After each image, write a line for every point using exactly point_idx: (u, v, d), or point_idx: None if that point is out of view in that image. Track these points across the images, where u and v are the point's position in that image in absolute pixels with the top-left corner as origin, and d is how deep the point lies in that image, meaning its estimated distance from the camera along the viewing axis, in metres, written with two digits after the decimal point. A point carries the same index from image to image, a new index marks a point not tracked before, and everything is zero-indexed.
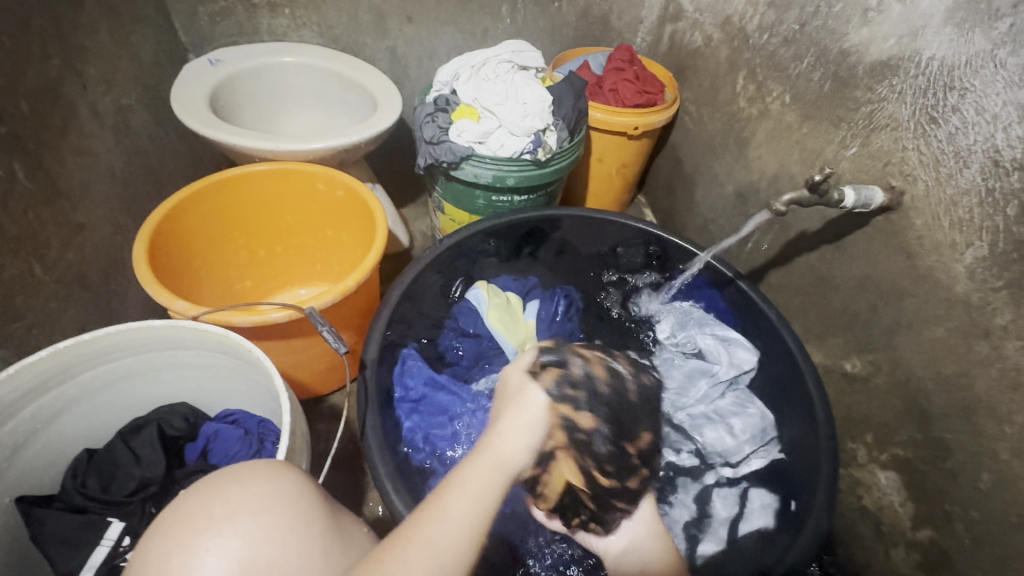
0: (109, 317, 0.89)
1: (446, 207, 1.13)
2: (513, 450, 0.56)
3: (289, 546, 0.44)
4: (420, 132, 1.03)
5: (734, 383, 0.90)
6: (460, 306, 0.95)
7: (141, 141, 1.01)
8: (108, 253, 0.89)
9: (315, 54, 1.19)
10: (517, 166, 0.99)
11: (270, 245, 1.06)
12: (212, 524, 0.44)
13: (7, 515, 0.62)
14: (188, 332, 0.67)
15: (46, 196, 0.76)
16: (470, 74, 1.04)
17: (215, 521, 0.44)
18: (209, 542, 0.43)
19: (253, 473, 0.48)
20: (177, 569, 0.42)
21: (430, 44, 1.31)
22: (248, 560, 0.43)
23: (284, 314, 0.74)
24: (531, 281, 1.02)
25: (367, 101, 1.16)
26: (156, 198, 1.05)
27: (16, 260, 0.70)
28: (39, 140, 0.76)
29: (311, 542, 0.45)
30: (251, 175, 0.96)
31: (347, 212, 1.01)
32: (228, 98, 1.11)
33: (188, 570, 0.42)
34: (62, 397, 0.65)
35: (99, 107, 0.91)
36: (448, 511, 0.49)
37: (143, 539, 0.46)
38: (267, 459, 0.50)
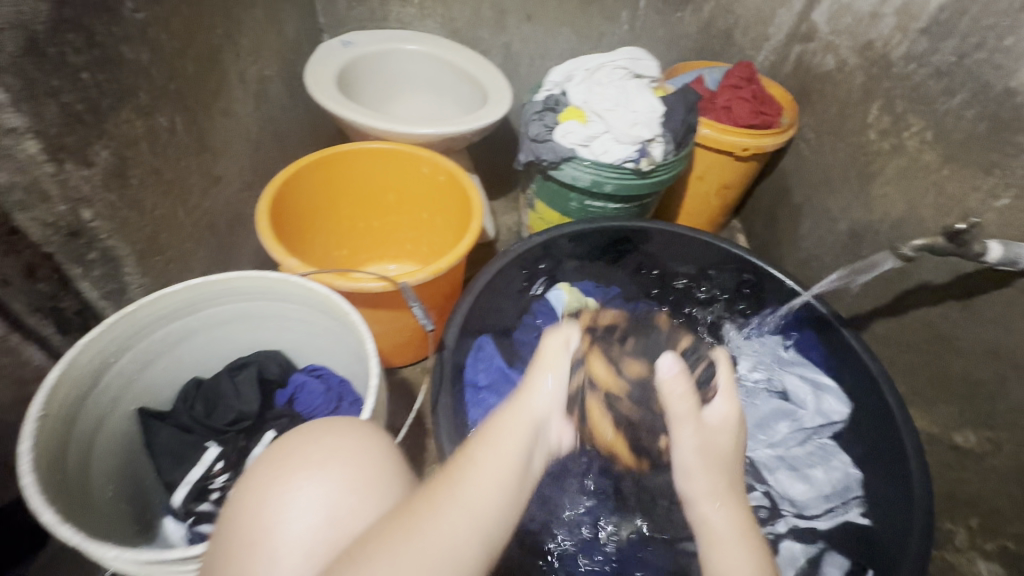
0: (227, 264, 0.98)
1: (539, 205, 1.14)
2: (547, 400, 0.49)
3: (373, 500, 0.43)
4: (524, 129, 1.04)
5: (818, 433, 0.85)
6: (540, 304, 0.94)
7: (274, 109, 1.10)
8: (235, 207, 0.98)
9: (436, 43, 1.25)
10: (618, 173, 0.98)
11: (369, 219, 1.13)
12: (306, 468, 0.44)
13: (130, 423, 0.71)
14: (296, 288, 0.73)
15: (195, 149, 0.85)
16: (584, 77, 1.05)
17: (309, 466, 0.44)
18: (290, 487, 0.43)
19: (349, 431, 0.49)
20: (273, 502, 0.42)
21: (544, 44, 1.33)
22: (335, 506, 0.42)
23: (378, 285, 0.79)
24: (614, 290, 1.03)
25: (477, 93, 1.20)
26: (278, 163, 1.14)
27: (167, 203, 0.79)
28: (199, 100, 0.85)
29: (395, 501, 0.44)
30: (365, 152, 1.02)
31: (446, 198, 1.05)
32: (354, 78, 1.19)
33: (282, 505, 0.42)
34: (186, 327, 0.73)
35: (246, 74, 1.00)
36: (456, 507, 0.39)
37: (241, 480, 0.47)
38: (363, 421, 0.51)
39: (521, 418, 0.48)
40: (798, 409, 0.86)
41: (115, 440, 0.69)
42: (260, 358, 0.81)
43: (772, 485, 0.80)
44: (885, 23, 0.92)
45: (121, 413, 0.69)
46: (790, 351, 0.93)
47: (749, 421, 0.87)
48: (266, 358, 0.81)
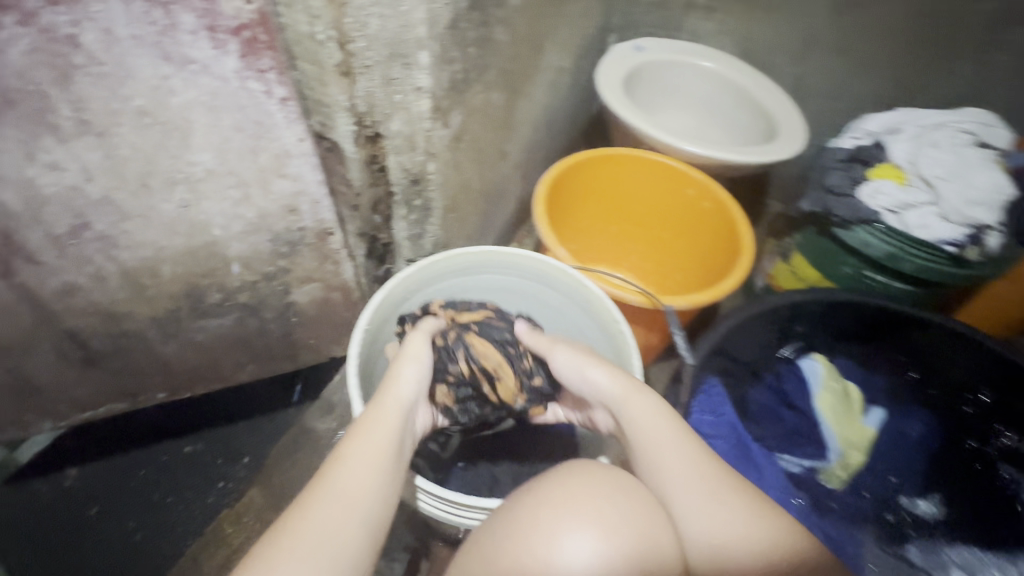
0: (481, 232, 1.06)
1: (796, 257, 1.03)
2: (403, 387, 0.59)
3: (645, 519, 0.49)
4: (819, 176, 0.94)
5: None
6: (789, 369, 0.87)
7: (558, 99, 1.15)
8: (504, 182, 1.05)
9: (728, 63, 1.19)
10: (928, 254, 0.84)
11: (609, 224, 1.11)
12: (554, 511, 0.49)
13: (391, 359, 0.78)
14: (569, 282, 0.76)
15: (503, 127, 0.92)
16: (913, 133, 0.90)
17: (557, 513, 0.49)
18: (556, 537, 0.47)
19: (554, 474, 0.53)
20: (544, 552, 0.47)
21: (847, 85, 1.19)
22: (611, 536, 0.47)
23: (637, 298, 0.79)
24: (877, 382, 0.87)
25: (761, 125, 1.12)
26: (540, 148, 1.19)
27: (472, 169, 0.86)
28: (520, 83, 0.91)
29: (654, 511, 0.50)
30: (639, 162, 1.01)
31: (704, 226, 1.00)
32: (635, 83, 1.19)
33: (559, 554, 0.46)
34: (461, 286, 0.78)
35: (553, 65, 1.05)
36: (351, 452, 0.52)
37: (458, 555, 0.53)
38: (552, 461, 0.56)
39: (387, 406, 0.57)
40: None
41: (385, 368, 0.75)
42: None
43: None
44: None
45: None
46: None
47: None
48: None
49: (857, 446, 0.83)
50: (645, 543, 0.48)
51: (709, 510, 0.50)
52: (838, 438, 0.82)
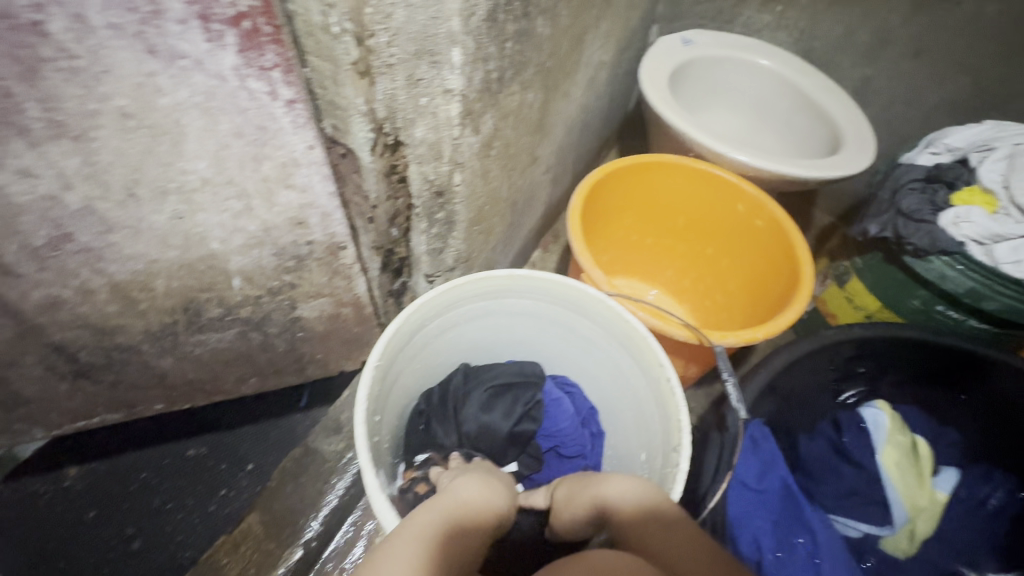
0: (507, 241, 0.97)
1: (854, 284, 0.92)
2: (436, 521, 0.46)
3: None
4: (890, 197, 0.83)
5: None
6: (850, 418, 0.76)
7: (595, 96, 1.05)
8: (533, 188, 0.96)
9: (786, 62, 1.07)
10: (1020, 294, 0.73)
11: (646, 236, 1.01)
12: None
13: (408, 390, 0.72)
14: (606, 312, 0.66)
15: (536, 129, 0.82)
16: (1006, 152, 0.78)
17: None
18: None
19: None
20: None
21: (920, 92, 1.07)
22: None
23: (681, 333, 0.69)
24: (949, 436, 0.78)
25: (824, 134, 1.01)
26: (574, 148, 1.09)
27: (500, 177, 0.77)
28: (558, 81, 0.82)
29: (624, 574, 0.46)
30: (684, 169, 0.91)
31: (755, 244, 0.90)
32: (681, 81, 1.08)
33: None
34: (484, 309, 0.71)
35: (593, 59, 0.95)
36: (422, 512, 0.47)
37: None
38: None
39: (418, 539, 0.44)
40: None
41: (396, 400, 0.69)
42: (527, 374, 0.74)
43: None
44: None
45: (408, 375, 0.69)
46: None
47: None
48: (533, 375, 0.75)
49: (925, 515, 0.72)
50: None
51: (609, 492, 0.52)
52: (905, 504, 0.71)
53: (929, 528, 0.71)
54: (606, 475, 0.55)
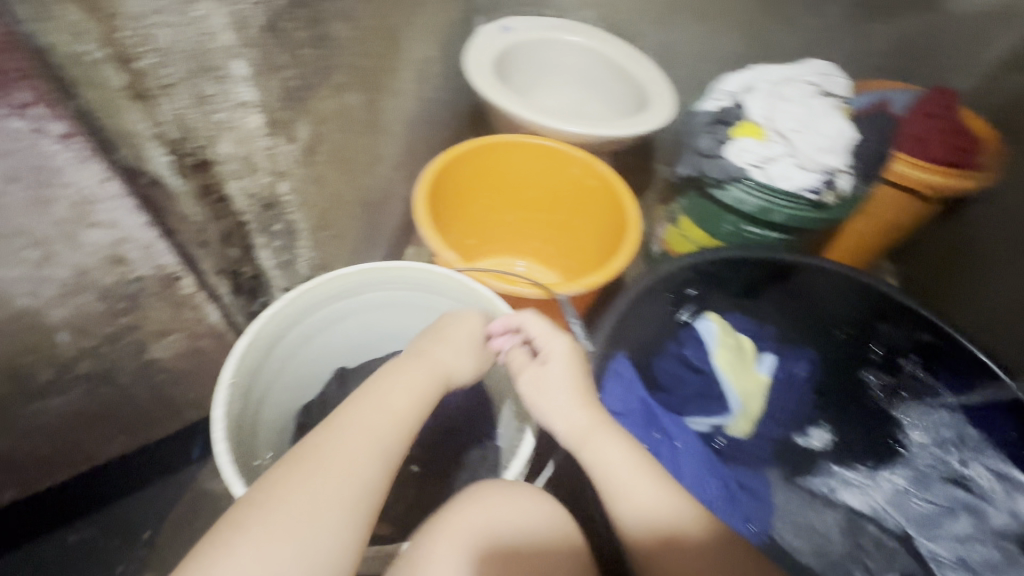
0: (368, 242, 0.99)
1: (683, 220, 1.06)
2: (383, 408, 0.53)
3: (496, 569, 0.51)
4: (691, 141, 0.98)
5: (1007, 536, 0.74)
6: (688, 333, 0.87)
7: (431, 90, 1.09)
8: (384, 187, 0.98)
9: (595, 36, 1.19)
10: (793, 203, 0.90)
11: (504, 212, 1.09)
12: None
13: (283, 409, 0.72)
14: (457, 286, 0.71)
15: (368, 129, 0.84)
16: (766, 90, 0.95)
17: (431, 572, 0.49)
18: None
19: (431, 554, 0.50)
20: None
21: (709, 47, 1.23)
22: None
23: (533, 292, 0.78)
24: (768, 330, 0.92)
25: (636, 95, 1.14)
26: (422, 142, 1.13)
27: (339, 180, 0.79)
28: (380, 80, 0.85)
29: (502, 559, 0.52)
30: (518, 145, 0.98)
31: (594, 202, 1.00)
32: (508, 66, 1.16)
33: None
34: (343, 308, 0.73)
35: (417, 54, 0.99)
36: (338, 432, 0.50)
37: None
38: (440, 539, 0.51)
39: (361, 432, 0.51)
40: (982, 503, 0.76)
41: (271, 414, 0.69)
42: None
43: None
44: None
45: (279, 387, 0.70)
46: (973, 434, 0.79)
47: (913, 507, 0.79)
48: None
49: (755, 398, 0.85)
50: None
51: (599, 447, 0.60)
52: (737, 392, 0.84)
53: (759, 407, 0.85)
54: (608, 426, 0.62)
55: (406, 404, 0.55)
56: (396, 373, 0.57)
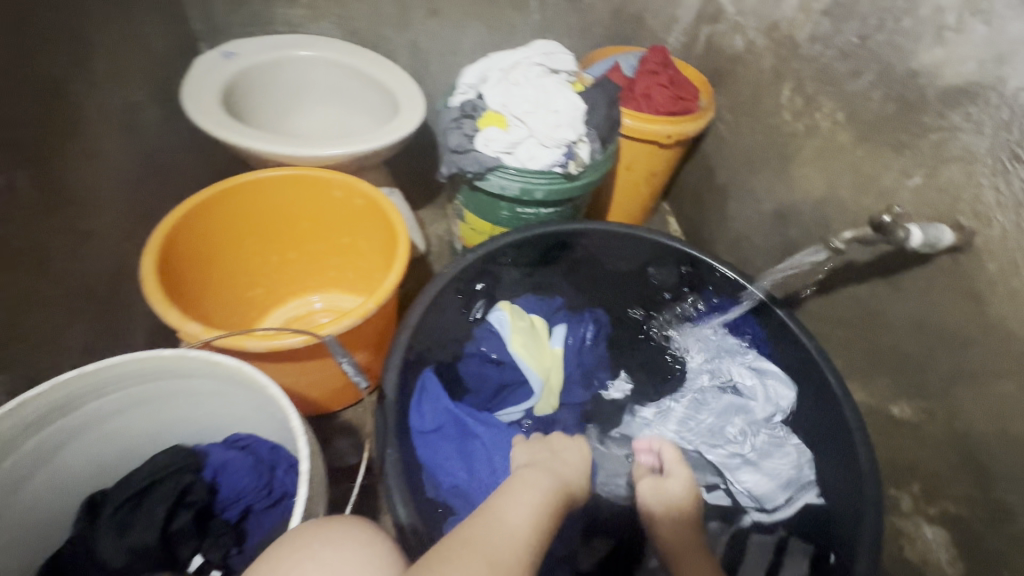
0: (116, 329, 0.85)
1: (468, 216, 1.08)
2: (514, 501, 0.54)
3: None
4: (444, 140, 0.98)
5: (772, 420, 0.86)
6: (482, 329, 0.91)
7: (153, 140, 0.97)
8: (116, 262, 0.85)
9: (333, 47, 1.13)
10: (547, 178, 0.94)
11: (285, 252, 1.03)
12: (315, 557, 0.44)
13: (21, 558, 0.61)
14: (199, 363, 0.63)
15: (51, 207, 0.71)
16: (499, 78, 0.99)
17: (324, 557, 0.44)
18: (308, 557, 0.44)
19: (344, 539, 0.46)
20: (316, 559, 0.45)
21: (454, 39, 1.24)
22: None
23: (300, 339, 0.71)
24: (557, 302, 0.99)
25: (388, 101, 1.10)
26: (166, 199, 1.01)
27: (21, 278, 0.66)
28: (51, 148, 0.72)
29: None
30: (265, 181, 0.91)
31: (367, 221, 0.96)
32: (243, 95, 1.06)
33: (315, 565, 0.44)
34: (64, 430, 0.61)
35: (108, 106, 0.86)
36: (480, 527, 0.48)
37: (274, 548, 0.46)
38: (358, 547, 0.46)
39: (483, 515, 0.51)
40: (749, 401, 0.87)
41: None
42: (173, 462, 0.69)
43: (733, 483, 0.82)
44: (788, 2, 0.92)
45: None
46: (734, 342, 0.94)
47: (705, 418, 0.87)
48: (180, 459, 0.70)
49: (555, 371, 0.90)
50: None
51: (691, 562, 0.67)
52: (536, 370, 0.88)
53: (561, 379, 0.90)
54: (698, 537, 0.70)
55: (521, 522, 0.50)
56: (516, 494, 0.55)
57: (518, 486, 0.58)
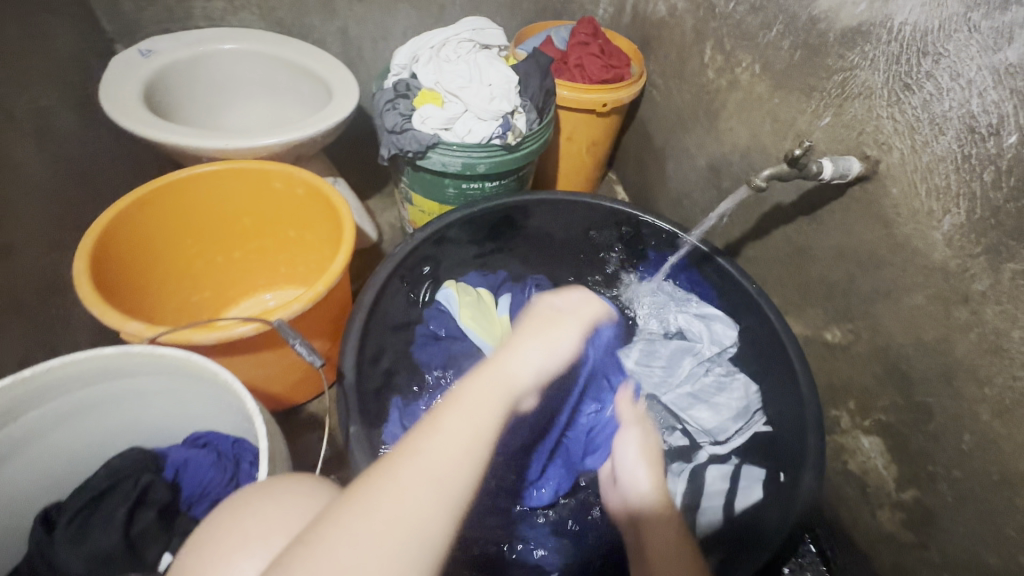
0: (54, 344, 0.82)
1: (415, 197, 1.08)
2: (518, 369, 0.52)
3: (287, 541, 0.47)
4: (381, 121, 0.98)
5: (718, 359, 0.93)
6: (431, 310, 0.97)
7: (71, 146, 0.93)
8: (46, 274, 0.82)
9: (257, 38, 1.10)
10: (487, 151, 0.95)
11: (229, 250, 1.01)
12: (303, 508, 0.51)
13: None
14: (143, 359, 0.61)
15: None
16: (430, 56, 0.99)
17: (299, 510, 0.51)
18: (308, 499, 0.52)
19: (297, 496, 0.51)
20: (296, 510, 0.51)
21: (383, 24, 1.23)
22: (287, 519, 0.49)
23: (250, 328, 0.70)
24: (501, 274, 1.04)
25: (320, 89, 1.08)
26: (94, 207, 0.97)
27: None
28: None
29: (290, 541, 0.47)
30: (198, 177, 0.89)
31: (310, 211, 0.95)
32: (166, 94, 1.02)
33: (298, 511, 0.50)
34: (6, 442, 0.59)
35: (15, 111, 0.81)
36: (440, 440, 0.44)
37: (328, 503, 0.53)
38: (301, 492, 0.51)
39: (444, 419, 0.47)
40: (696, 343, 0.94)
41: None
42: (131, 467, 0.68)
43: (688, 421, 0.88)
44: None
45: None
46: (678, 293, 1.00)
47: (656, 369, 0.93)
48: (139, 462, 0.68)
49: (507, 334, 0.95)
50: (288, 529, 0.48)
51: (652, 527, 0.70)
52: (487, 337, 0.93)
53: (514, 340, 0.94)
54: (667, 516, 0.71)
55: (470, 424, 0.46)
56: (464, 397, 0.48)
57: (482, 393, 0.48)
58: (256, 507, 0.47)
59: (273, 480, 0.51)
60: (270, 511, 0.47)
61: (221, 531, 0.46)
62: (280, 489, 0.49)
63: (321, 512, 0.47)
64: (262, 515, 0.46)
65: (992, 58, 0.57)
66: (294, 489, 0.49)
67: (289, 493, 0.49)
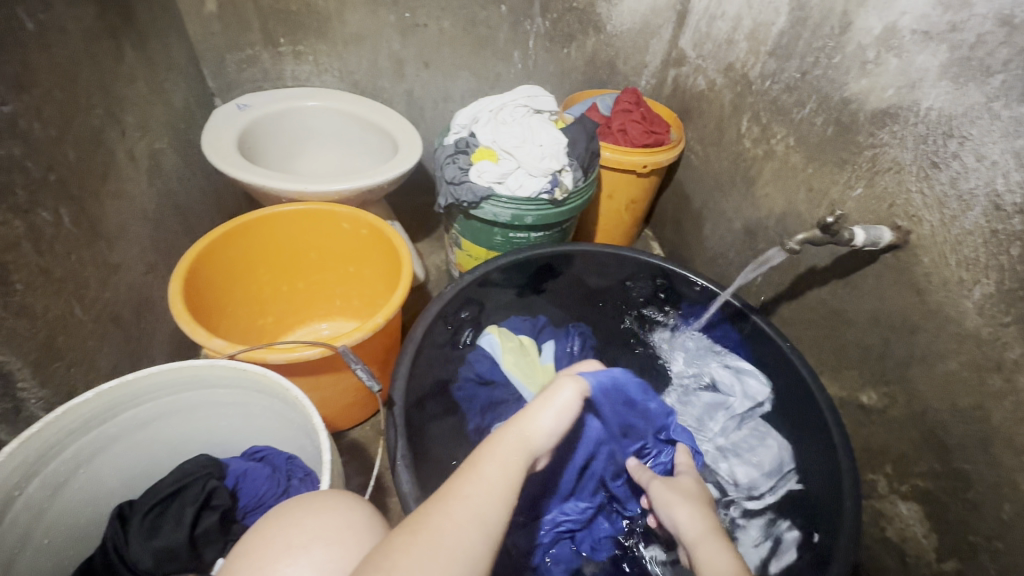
0: (138, 354, 0.91)
1: (464, 243, 1.17)
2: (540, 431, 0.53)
3: (325, 535, 0.45)
4: (440, 173, 1.08)
5: (750, 413, 0.95)
6: (476, 354, 0.99)
7: (172, 183, 1.06)
8: (140, 292, 0.92)
9: (337, 97, 1.24)
10: (535, 205, 1.03)
11: (294, 281, 1.10)
12: (351, 503, 0.50)
13: (63, 547, 0.66)
14: (225, 371, 0.69)
15: (87, 238, 0.79)
16: (488, 118, 1.10)
17: (343, 504, 0.49)
18: (353, 501, 0.50)
19: (338, 499, 0.50)
20: (340, 504, 0.49)
21: (445, 88, 1.37)
22: (327, 523, 0.47)
23: (316, 352, 0.77)
24: (541, 321, 1.09)
25: (388, 142, 1.21)
26: (183, 235, 1.09)
27: (60, 301, 0.73)
28: (84, 186, 0.80)
29: (320, 530, 0.46)
30: (278, 215, 0.99)
31: (371, 250, 1.04)
32: (253, 142, 1.16)
33: (339, 507, 0.49)
34: (102, 437, 0.66)
35: (135, 152, 0.95)
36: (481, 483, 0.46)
37: (359, 505, 0.50)
38: (344, 494, 0.51)
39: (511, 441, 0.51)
40: (728, 396, 0.96)
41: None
42: (199, 471, 0.73)
43: (721, 474, 0.89)
44: (740, 46, 1.05)
45: (34, 549, 0.62)
46: (712, 344, 1.04)
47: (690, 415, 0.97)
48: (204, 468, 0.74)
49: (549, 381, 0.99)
50: (324, 521, 0.47)
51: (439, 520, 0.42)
52: (530, 384, 0.96)
53: None
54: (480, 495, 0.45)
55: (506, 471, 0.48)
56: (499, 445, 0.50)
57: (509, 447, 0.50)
58: (300, 516, 0.47)
59: (316, 495, 0.51)
60: (313, 522, 0.47)
61: (265, 540, 0.46)
62: (321, 501, 0.49)
63: (357, 527, 0.47)
64: (303, 524, 0.46)
65: (1013, 142, 0.62)
66: (333, 504, 0.49)
67: (327, 506, 0.49)
